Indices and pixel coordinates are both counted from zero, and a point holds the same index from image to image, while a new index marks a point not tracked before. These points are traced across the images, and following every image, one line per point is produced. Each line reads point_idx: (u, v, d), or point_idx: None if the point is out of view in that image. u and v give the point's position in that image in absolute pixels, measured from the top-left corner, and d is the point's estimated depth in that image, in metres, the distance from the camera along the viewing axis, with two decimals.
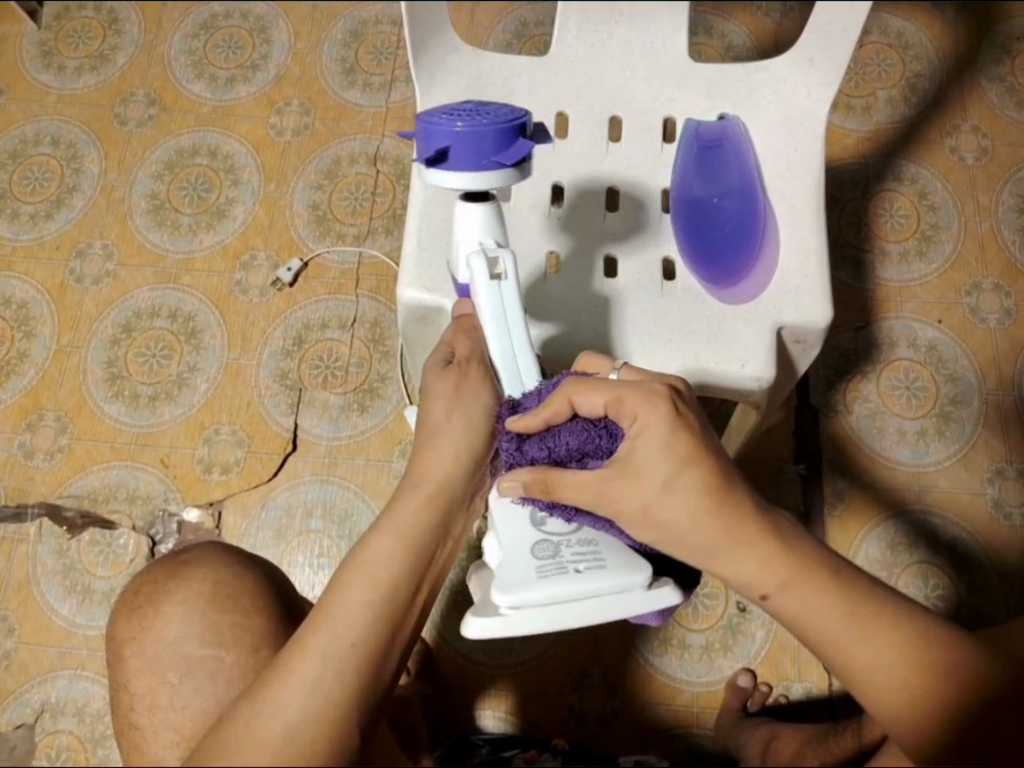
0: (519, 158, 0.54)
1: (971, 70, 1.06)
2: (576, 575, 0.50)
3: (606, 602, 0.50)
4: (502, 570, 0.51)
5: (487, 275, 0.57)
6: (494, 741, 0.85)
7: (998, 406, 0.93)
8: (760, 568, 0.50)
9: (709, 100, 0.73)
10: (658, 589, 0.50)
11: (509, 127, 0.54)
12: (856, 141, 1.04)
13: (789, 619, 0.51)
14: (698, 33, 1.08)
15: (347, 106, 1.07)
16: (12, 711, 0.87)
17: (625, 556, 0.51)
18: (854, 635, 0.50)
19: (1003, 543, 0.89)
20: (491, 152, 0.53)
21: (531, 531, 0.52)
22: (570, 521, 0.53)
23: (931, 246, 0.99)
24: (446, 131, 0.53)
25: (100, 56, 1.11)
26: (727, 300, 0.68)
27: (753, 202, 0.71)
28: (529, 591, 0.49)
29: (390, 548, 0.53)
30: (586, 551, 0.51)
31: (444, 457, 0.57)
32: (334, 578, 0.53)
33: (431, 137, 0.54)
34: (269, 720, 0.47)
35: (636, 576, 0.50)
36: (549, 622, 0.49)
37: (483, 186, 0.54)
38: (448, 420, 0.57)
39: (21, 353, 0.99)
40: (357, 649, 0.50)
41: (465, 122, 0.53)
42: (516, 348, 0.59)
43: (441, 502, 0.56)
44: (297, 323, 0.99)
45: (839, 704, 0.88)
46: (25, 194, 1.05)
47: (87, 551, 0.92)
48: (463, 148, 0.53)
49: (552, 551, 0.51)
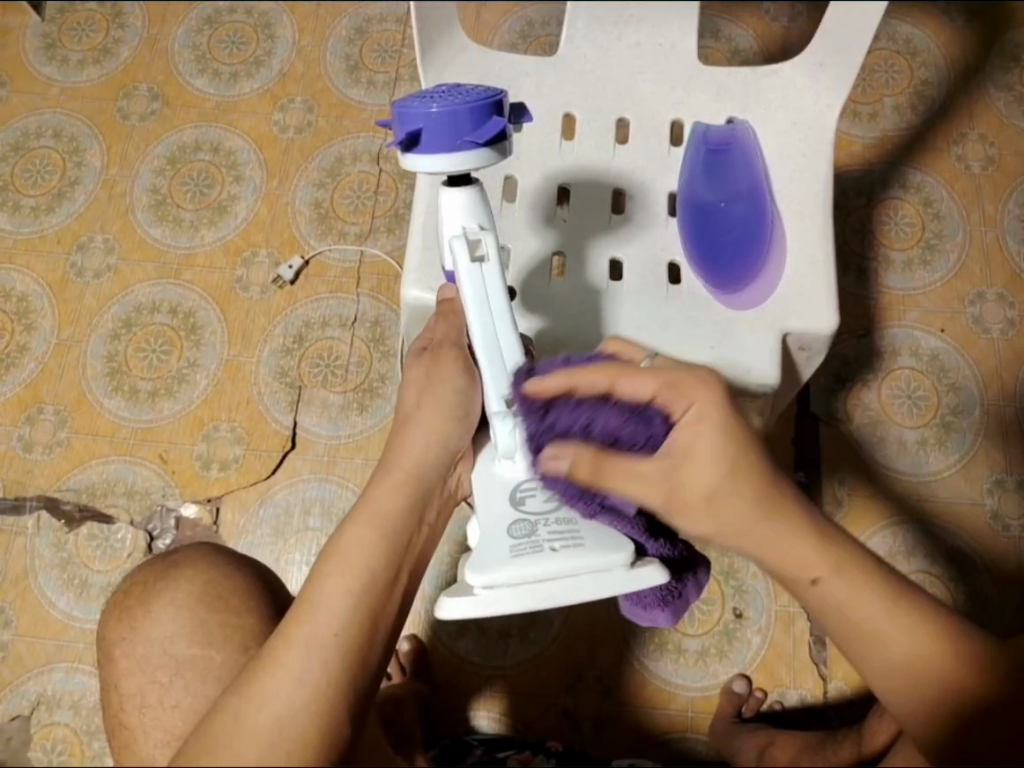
0: (494, 136, 0.53)
1: (979, 78, 1.06)
2: (550, 553, 0.51)
3: (581, 580, 0.51)
4: (478, 550, 0.53)
5: (468, 260, 0.55)
6: (488, 741, 0.85)
7: (1000, 416, 0.93)
8: (809, 554, 0.50)
9: (717, 104, 0.73)
10: (635, 570, 0.52)
11: (485, 105, 0.52)
12: (862, 148, 1.03)
13: (835, 608, 0.51)
14: (705, 36, 1.07)
15: (351, 105, 1.07)
16: (9, 703, 0.87)
17: (603, 535, 0.52)
18: (896, 621, 0.50)
19: (1001, 554, 0.89)
20: (466, 132, 0.52)
21: (511, 510, 0.54)
22: (552, 501, 0.54)
23: (935, 255, 0.99)
24: (419, 113, 0.52)
25: (104, 50, 1.10)
26: (735, 307, 0.68)
27: (760, 207, 0.71)
28: (501, 569, 0.51)
29: (368, 537, 0.53)
30: (563, 531, 0.53)
31: (414, 444, 0.58)
32: (314, 569, 0.53)
33: (404, 120, 0.53)
34: (258, 713, 0.47)
35: (612, 556, 0.51)
36: (524, 602, 0.50)
37: (461, 168, 0.53)
38: (416, 407, 0.60)
39: (21, 346, 0.99)
40: (340, 637, 0.50)
41: (438, 102, 0.52)
42: (499, 333, 0.56)
43: (413, 489, 0.57)
44: (297, 321, 0.99)
45: (833, 711, 0.89)
46: (27, 187, 1.05)
47: (85, 545, 0.92)
48: (437, 130, 0.52)
49: (528, 530, 0.53)
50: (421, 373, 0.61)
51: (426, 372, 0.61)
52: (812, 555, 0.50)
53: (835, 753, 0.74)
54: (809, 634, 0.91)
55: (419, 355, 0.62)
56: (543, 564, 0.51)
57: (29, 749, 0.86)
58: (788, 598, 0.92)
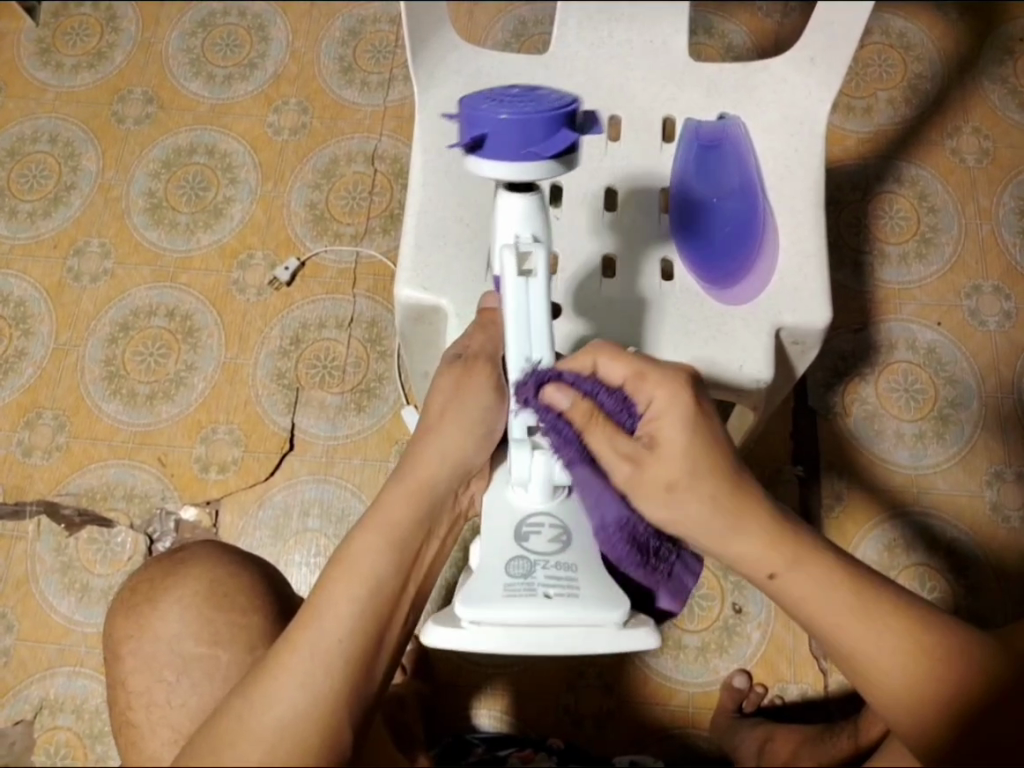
0: (564, 148, 0.52)
1: (973, 70, 1.06)
2: (543, 600, 0.53)
3: (570, 633, 0.52)
4: (473, 583, 0.54)
5: (515, 273, 0.52)
6: (489, 740, 0.85)
7: (997, 409, 0.93)
8: (764, 551, 0.51)
9: (708, 99, 0.73)
10: (631, 630, 0.52)
11: (558, 115, 0.51)
12: (856, 142, 1.03)
13: (794, 603, 0.52)
14: (698, 33, 1.07)
15: (345, 106, 1.07)
16: (11, 708, 0.87)
17: (599, 589, 0.53)
18: (861, 615, 0.50)
19: (1001, 546, 0.88)
20: (538, 141, 0.51)
21: (512, 547, 0.56)
22: (555, 543, 0.56)
23: (930, 248, 0.99)
24: (487, 118, 0.51)
25: (98, 54, 1.11)
26: (728, 302, 0.68)
27: (753, 204, 0.71)
28: (492, 607, 0.52)
29: (377, 545, 0.53)
30: (560, 578, 0.54)
31: (434, 453, 0.57)
32: (322, 575, 0.53)
33: (471, 121, 0.52)
34: (262, 716, 0.48)
35: (609, 612, 0.52)
36: (509, 644, 0.52)
37: (529, 178, 0.52)
38: (440, 415, 0.58)
39: (19, 351, 0.99)
40: (345, 643, 0.50)
41: (511, 108, 0.50)
42: (536, 349, 0.53)
43: (425, 500, 0.56)
44: (294, 322, 0.99)
45: (834, 706, 0.88)
46: (23, 192, 1.05)
47: (85, 548, 0.92)
48: (507, 136, 0.51)
49: (525, 571, 0.54)
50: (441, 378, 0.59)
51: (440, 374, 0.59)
52: (766, 555, 0.51)
53: (834, 744, 0.74)
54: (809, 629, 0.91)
55: (451, 363, 0.59)
56: (535, 610, 0.52)
57: (32, 752, 0.86)
58: None
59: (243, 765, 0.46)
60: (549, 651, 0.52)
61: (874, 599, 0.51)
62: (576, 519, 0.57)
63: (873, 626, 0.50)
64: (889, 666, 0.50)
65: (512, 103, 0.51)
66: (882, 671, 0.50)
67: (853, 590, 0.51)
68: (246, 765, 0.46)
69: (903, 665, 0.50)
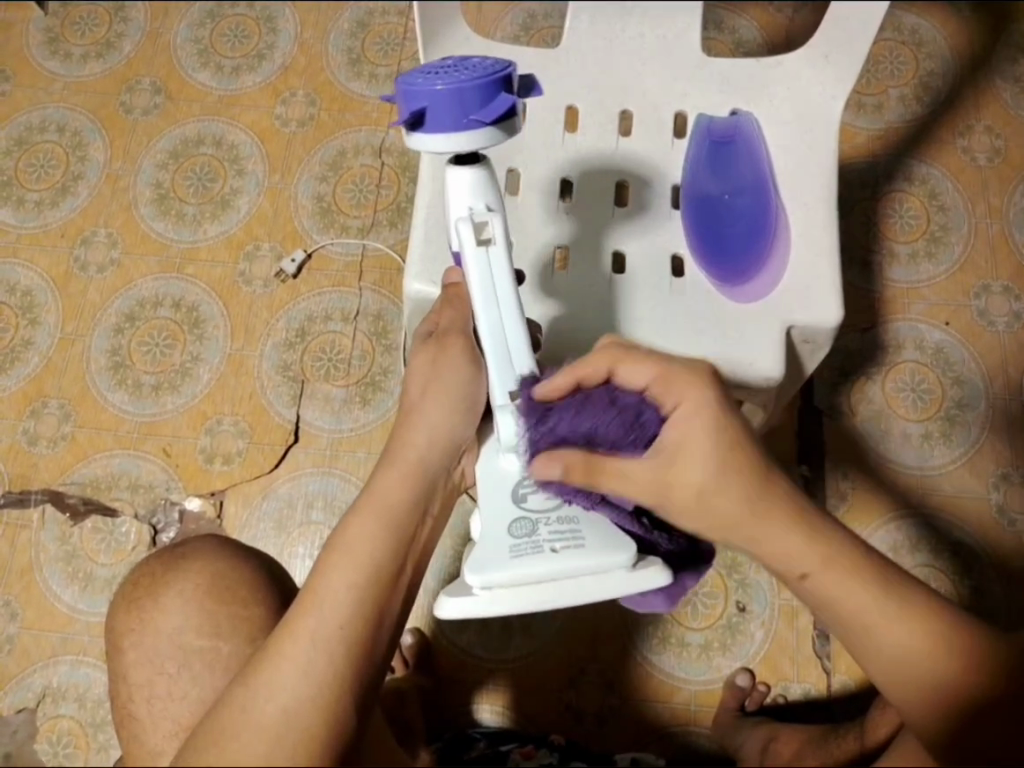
0: (501, 115, 0.51)
1: (986, 69, 1.05)
2: (550, 555, 0.52)
3: (581, 580, 0.52)
4: (479, 547, 0.54)
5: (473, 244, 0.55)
6: (491, 734, 0.85)
7: (1005, 410, 0.92)
8: (798, 546, 0.50)
9: (721, 95, 0.73)
10: (641, 570, 0.53)
11: (492, 80, 0.51)
12: (866, 140, 1.03)
13: (822, 599, 0.51)
14: (709, 28, 1.06)
15: (353, 98, 1.07)
16: (14, 696, 0.88)
17: (605, 535, 0.53)
18: (887, 614, 0.50)
19: (1007, 548, 0.88)
20: (472, 109, 0.51)
21: (513, 507, 0.55)
22: (553, 499, 0.55)
23: (940, 247, 0.98)
24: (422, 90, 0.51)
25: (106, 44, 1.11)
26: (739, 301, 0.68)
27: (764, 200, 0.71)
28: (501, 569, 0.52)
29: (373, 530, 0.53)
30: (563, 531, 0.54)
31: (417, 438, 0.57)
32: (319, 560, 0.52)
33: (408, 97, 0.51)
34: (263, 705, 0.48)
35: (614, 556, 0.52)
36: (524, 601, 0.52)
37: (466, 146, 0.52)
38: (422, 394, 0.58)
39: (25, 340, 0.99)
40: (346, 630, 0.50)
41: (443, 79, 0.50)
42: (505, 323, 0.57)
43: (419, 482, 0.56)
44: (300, 315, 0.99)
45: (837, 705, 0.88)
46: (31, 182, 1.05)
47: (89, 538, 0.92)
48: (442, 108, 0.51)
49: (529, 529, 0.54)
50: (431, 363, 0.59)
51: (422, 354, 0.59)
52: (802, 554, 0.50)
53: (839, 747, 0.72)
54: (814, 628, 0.91)
55: (429, 347, 0.60)
56: (544, 564, 0.52)
57: (35, 740, 0.86)
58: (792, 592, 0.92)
59: (243, 755, 0.46)
60: (561, 602, 0.52)
61: (905, 599, 0.50)
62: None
63: (899, 620, 0.50)
64: (902, 658, 0.50)
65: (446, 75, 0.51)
66: (911, 673, 0.50)
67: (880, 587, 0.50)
68: (247, 756, 0.46)
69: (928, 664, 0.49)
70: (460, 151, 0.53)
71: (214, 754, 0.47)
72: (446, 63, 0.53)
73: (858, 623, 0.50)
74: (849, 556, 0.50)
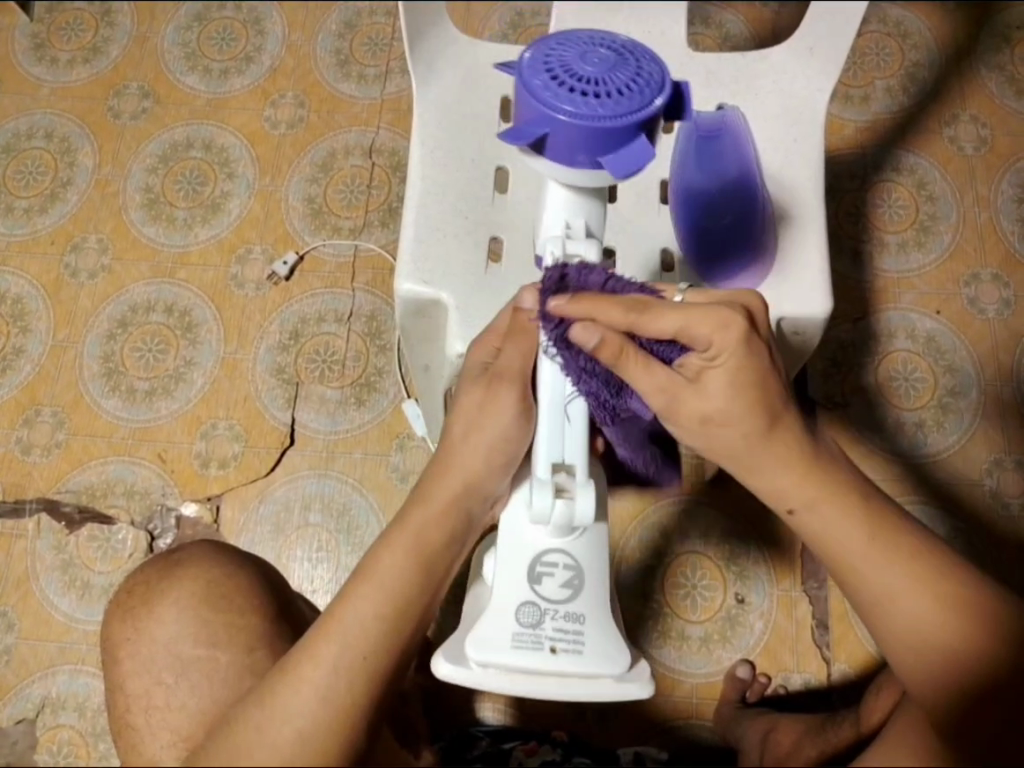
0: (630, 168, 0.49)
1: (970, 59, 1.06)
2: (550, 654, 0.54)
3: (569, 684, 0.54)
4: (484, 624, 0.55)
5: (555, 272, 0.55)
6: (494, 732, 0.85)
7: (997, 397, 0.93)
8: (792, 482, 0.53)
9: (708, 90, 0.73)
10: (631, 682, 0.55)
11: (637, 123, 0.48)
12: (854, 131, 1.03)
13: (813, 538, 0.53)
14: (695, 23, 1.07)
15: (342, 99, 1.07)
16: (12, 706, 0.87)
17: (607, 646, 0.55)
18: (869, 559, 0.51)
19: (1002, 533, 0.89)
20: (589, 152, 0.49)
21: (525, 589, 0.55)
22: (565, 590, 0.56)
23: (929, 237, 0.99)
24: (544, 114, 0.48)
25: (93, 49, 1.10)
26: (722, 290, 0.70)
27: (751, 193, 0.69)
28: (499, 654, 0.54)
29: (404, 566, 0.52)
30: (567, 631, 0.55)
31: (452, 481, 0.55)
32: (345, 587, 0.52)
33: (529, 112, 0.49)
34: (281, 728, 0.47)
35: (610, 667, 0.54)
36: (510, 686, 0.54)
37: (578, 178, 0.51)
38: (462, 439, 0.56)
39: (17, 348, 0.99)
40: (370, 659, 0.49)
41: (569, 111, 0.47)
42: None
43: (455, 518, 0.55)
44: (292, 317, 0.99)
45: (837, 695, 0.89)
46: (19, 188, 1.05)
47: (85, 546, 0.92)
48: (563, 139, 0.48)
49: (534, 620, 0.55)
50: (468, 393, 0.58)
51: (468, 389, 0.58)
52: (791, 486, 0.53)
53: (835, 735, 0.70)
54: (813, 618, 0.91)
55: None
56: (542, 661, 0.54)
57: (35, 750, 0.85)
58: (790, 583, 0.92)
59: None
60: (548, 694, 0.54)
61: (889, 542, 0.51)
62: (588, 563, 0.56)
63: (889, 564, 0.50)
64: (906, 619, 0.49)
65: (581, 108, 0.48)
66: (899, 620, 0.50)
67: (874, 530, 0.51)
68: None
69: (915, 612, 0.49)
70: (572, 178, 0.52)
71: None
72: (586, 65, 0.49)
73: (844, 557, 0.51)
74: (843, 492, 0.52)
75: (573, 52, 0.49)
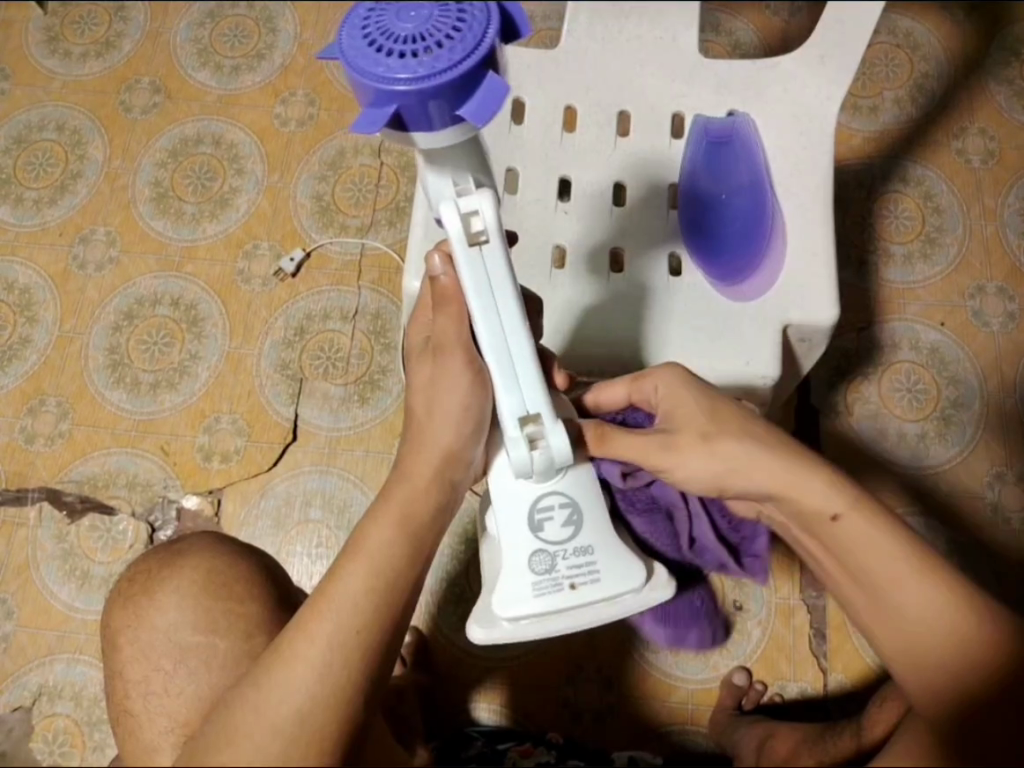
0: (492, 110, 0.43)
1: (980, 72, 1.06)
2: (571, 592, 0.56)
3: (598, 611, 0.56)
4: (502, 583, 0.56)
5: (465, 253, 0.50)
6: (489, 732, 0.85)
7: (1000, 409, 0.93)
8: (827, 491, 0.53)
9: (718, 97, 0.74)
10: (652, 591, 0.57)
11: (478, 63, 0.42)
12: (862, 141, 1.04)
13: (848, 547, 0.52)
14: (706, 30, 1.07)
15: (352, 98, 1.07)
16: (10, 693, 0.87)
17: (619, 566, 0.56)
18: (903, 574, 0.50)
19: (1002, 546, 0.89)
20: (447, 111, 0.43)
21: (530, 540, 0.56)
22: (568, 529, 0.57)
23: (935, 248, 0.99)
24: (384, 90, 0.42)
25: (106, 43, 1.11)
26: (734, 299, 0.68)
27: (761, 199, 0.71)
28: (523, 606, 0.56)
29: (391, 535, 0.52)
30: (580, 565, 0.56)
31: (430, 455, 0.54)
32: (334, 564, 0.52)
33: (369, 90, 0.42)
34: (277, 706, 0.47)
35: (631, 585, 0.56)
36: (545, 631, 0.56)
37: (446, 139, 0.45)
38: (428, 417, 0.54)
39: (23, 338, 0.99)
40: (361, 635, 0.49)
41: (408, 79, 0.41)
42: (505, 327, 0.51)
43: (439, 485, 0.55)
44: (298, 314, 0.99)
45: (834, 705, 0.88)
46: (30, 179, 1.05)
47: (86, 536, 0.92)
48: (415, 112, 0.42)
49: (548, 565, 0.56)
50: (419, 371, 0.56)
51: (420, 366, 0.56)
52: (832, 494, 0.53)
53: (834, 746, 0.69)
54: (810, 627, 0.91)
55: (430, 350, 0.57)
56: (566, 600, 0.56)
57: (31, 739, 0.86)
58: (789, 591, 0.92)
59: (256, 755, 0.46)
60: (580, 626, 0.56)
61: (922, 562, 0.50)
62: (585, 499, 0.57)
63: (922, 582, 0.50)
64: (934, 636, 0.49)
65: (418, 71, 0.41)
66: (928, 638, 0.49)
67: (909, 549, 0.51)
68: (260, 755, 0.46)
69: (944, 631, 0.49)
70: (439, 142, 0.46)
71: (227, 756, 0.46)
72: (404, 22, 0.42)
73: (877, 571, 0.51)
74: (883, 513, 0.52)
75: (390, 10, 0.42)
